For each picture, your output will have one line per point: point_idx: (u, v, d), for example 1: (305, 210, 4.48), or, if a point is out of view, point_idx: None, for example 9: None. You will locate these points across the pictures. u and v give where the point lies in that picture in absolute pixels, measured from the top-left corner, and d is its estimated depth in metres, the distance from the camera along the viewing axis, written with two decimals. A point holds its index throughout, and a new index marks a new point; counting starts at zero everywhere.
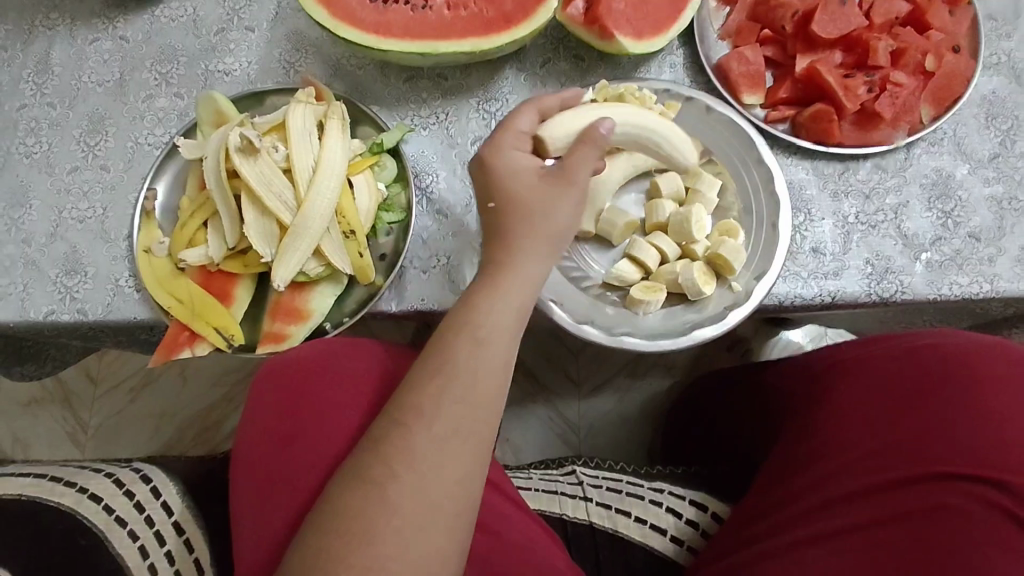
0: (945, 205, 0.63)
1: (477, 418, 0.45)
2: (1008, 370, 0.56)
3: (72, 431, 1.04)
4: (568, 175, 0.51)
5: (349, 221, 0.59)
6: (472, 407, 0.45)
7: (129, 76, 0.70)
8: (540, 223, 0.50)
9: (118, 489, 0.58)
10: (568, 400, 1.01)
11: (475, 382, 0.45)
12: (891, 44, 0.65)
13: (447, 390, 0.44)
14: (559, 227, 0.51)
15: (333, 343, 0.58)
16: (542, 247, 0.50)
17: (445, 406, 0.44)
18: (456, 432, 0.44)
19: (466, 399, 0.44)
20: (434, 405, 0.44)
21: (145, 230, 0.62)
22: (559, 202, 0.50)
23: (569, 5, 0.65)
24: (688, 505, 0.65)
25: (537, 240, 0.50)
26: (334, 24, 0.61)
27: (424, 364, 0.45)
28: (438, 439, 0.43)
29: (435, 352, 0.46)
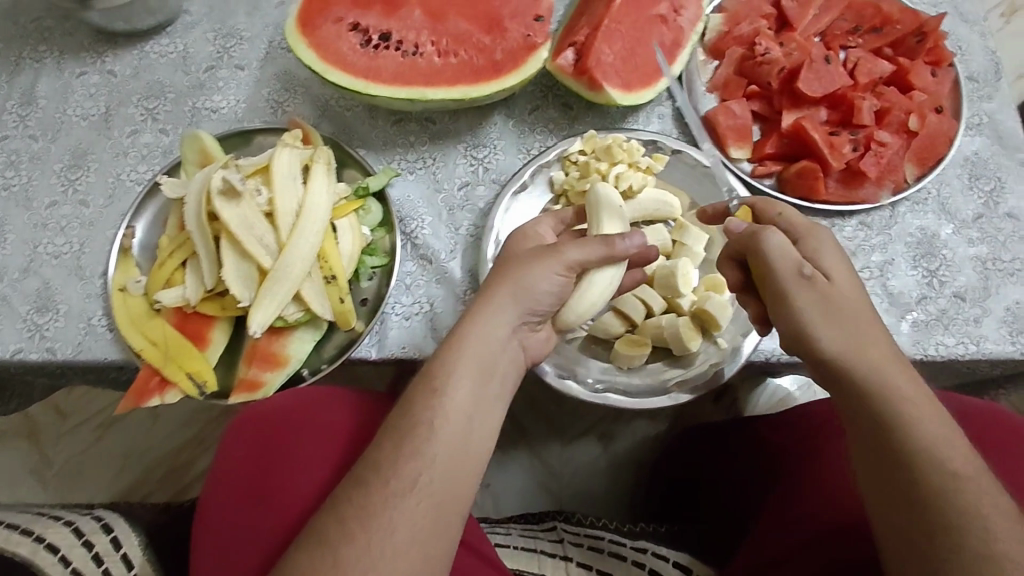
0: (930, 264, 0.64)
1: (465, 478, 0.43)
2: (1006, 437, 0.57)
3: (37, 466, 1.01)
4: (559, 253, 0.50)
5: (331, 266, 0.58)
6: (459, 466, 0.43)
7: (115, 110, 0.70)
8: (517, 288, 0.49)
9: (77, 540, 0.55)
10: (551, 444, 0.99)
11: (462, 440, 0.43)
12: (875, 104, 0.67)
13: (433, 449, 0.42)
14: (537, 293, 0.49)
15: (311, 389, 0.57)
16: (514, 308, 0.48)
17: (430, 467, 0.42)
18: (445, 494, 0.42)
19: (454, 459, 0.43)
20: (421, 466, 0.42)
21: (121, 268, 0.61)
22: (537, 269, 0.49)
23: (559, 56, 0.65)
24: (673, 567, 0.61)
25: (505, 300, 0.48)
26: (322, 67, 0.61)
27: (402, 418, 0.44)
28: (426, 502, 0.41)
29: (418, 398, 0.44)
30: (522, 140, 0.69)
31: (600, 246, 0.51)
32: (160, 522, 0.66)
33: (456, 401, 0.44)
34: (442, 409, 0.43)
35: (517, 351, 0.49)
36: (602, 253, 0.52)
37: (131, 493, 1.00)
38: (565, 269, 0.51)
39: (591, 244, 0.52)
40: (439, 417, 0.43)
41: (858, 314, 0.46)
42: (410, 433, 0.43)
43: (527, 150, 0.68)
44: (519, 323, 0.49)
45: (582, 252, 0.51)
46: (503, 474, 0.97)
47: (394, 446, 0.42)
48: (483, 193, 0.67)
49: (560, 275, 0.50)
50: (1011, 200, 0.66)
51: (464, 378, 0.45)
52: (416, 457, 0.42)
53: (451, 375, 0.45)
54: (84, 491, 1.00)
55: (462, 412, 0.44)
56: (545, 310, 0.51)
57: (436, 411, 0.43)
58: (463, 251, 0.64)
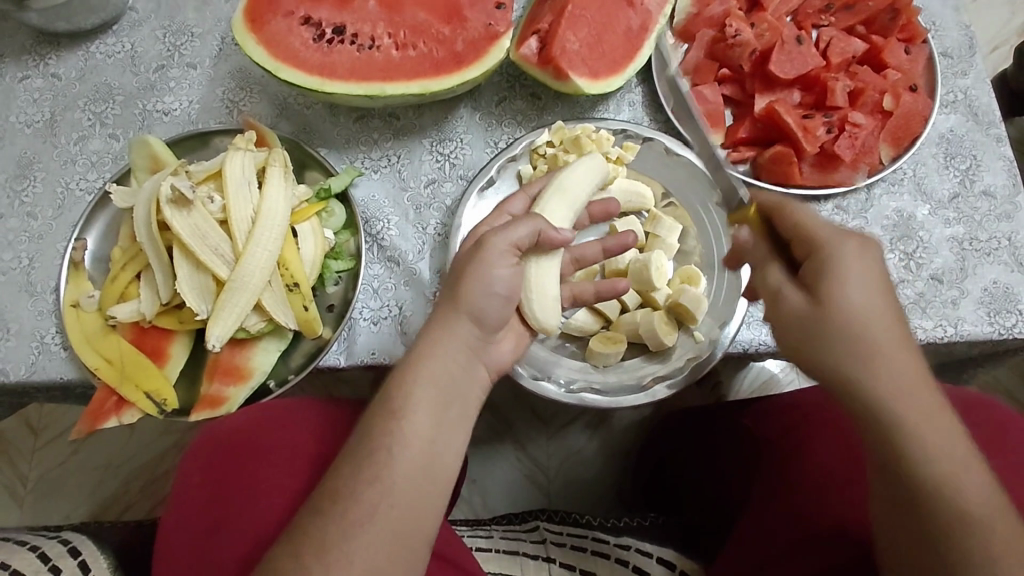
0: (907, 246, 0.63)
1: (427, 504, 0.43)
2: (994, 428, 0.57)
3: (10, 483, 0.98)
4: (486, 250, 0.48)
5: (293, 273, 0.56)
6: (420, 493, 0.42)
7: (61, 116, 0.66)
8: (455, 297, 0.47)
9: (43, 565, 0.51)
10: (536, 437, 0.97)
11: (423, 466, 0.43)
12: (848, 84, 0.66)
13: (392, 477, 0.42)
14: (479, 300, 0.47)
15: (281, 404, 0.58)
16: (455, 317, 0.47)
17: (389, 496, 0.41)
18: (406, 523, 0.41)
19: (414, 488, 0.42)
20: (379, 496, 0.41)
21: (73, 282, 0.57)
22: (471, 276, 0.47)
23: (523, 45, 0.63)
24: (656, 563, 0.62)
25: (444, 309, 0.47)
26: (274, 65, 0.59)
27: (360, 443, 0.43)
28: (385, 531, 0.41)
29: (376, 422, 0.43)
30: (489, 133, 0.66)
31: (525, 224, 0.50)
32: (126, 544, 0.64)
33: (415, 426, 0.43)
34: (400, 435, 0.43)
35: (482, 373, 0.49)
36: (528, 229, 0.50)
37: (108, 507, 0.97)
38: (501, 264, 0.49)
39: (514, 224, 0.50)
40: (397, 443, 0.42)
41: (868, 353, 0.42)
42: (366, 463, 0.42)
43: (495, 143, 0.66)
44: (470, 334, 0.47)
45: (511, 236, 0.49)
46: (489, 470, 0.95)
47: (352, 473, 0.42)
48: (450, 190, 0.64)
49: (497, 275, 0.48)
50: (987, 178, 0.65)
51: (424, 400, 0.44)
52: (374, 484, 0.41)
53: (410, 397, 0.44)
54: (61, 507, 0.97)
55: (423, 437, 0.43)
56: (496, 317, 0.49)
57: (396, 438, 0.42)
58: (432, 251, 0.62)
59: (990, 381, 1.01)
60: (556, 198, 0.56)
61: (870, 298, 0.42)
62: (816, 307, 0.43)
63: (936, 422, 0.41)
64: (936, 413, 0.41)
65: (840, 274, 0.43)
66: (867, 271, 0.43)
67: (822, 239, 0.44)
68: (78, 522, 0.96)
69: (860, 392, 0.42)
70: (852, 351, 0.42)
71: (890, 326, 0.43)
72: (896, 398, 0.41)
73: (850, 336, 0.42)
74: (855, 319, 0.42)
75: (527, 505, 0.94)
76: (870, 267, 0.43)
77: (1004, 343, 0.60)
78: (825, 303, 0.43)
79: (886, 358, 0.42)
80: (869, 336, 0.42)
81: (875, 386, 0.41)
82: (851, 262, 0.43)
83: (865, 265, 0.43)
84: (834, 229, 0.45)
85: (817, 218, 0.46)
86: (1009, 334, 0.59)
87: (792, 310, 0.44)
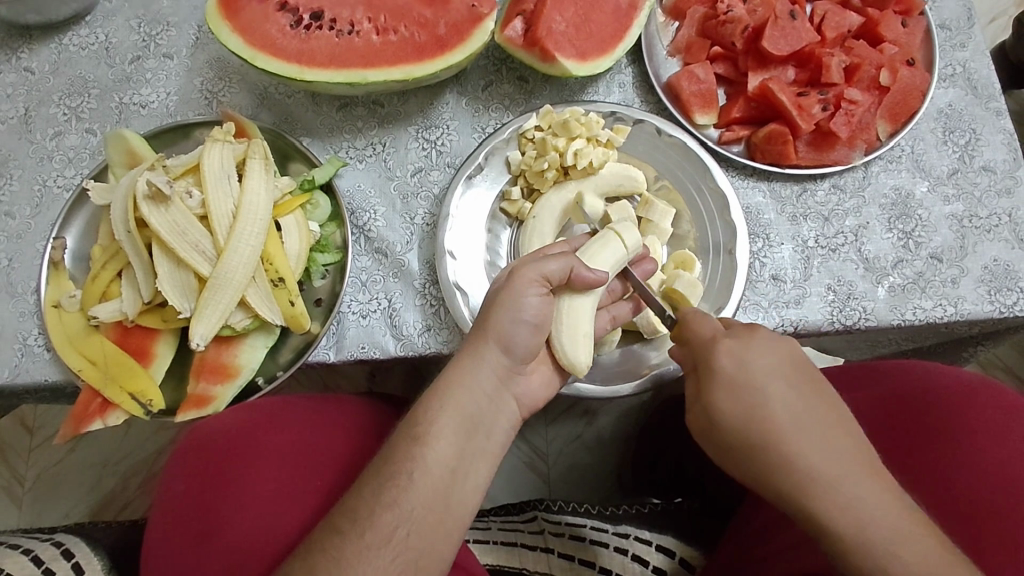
0: (905, 225, 0.61)
1: (443, 534, 0.42)
2: (999, 415, 0.55)
3: (7, 483, 0.97)
4: (515, 280, 0.48)
5: (277, 268, 0.55)
6: (438, 519, 0.42)
7: (35, 111, 0.64)
8: (484, 327, 0.48)
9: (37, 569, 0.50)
10: (534, 424, 0.96)
11: (443, 493, 0.42)
12: (844, 60, 0.64)
13: (410, 502, 0.41)
14: (507, 327, 0.48)
15: (298, 409, 0.57)
16: (483, 345, 0.47)
17: (407, 521, 0.41)
18: (421, 551, 0.41)
19: (430, 513, 0.42)
20: (397, 519, 0.40)
21: (54, 283, 0.56)
22: (500, 307, 0.47)
23: (507, 27, 0.61)
24: (655, 551, 0.62)
25: (474, 339, 0.48)
26: (250, 53, 0.57)
27: (383, 466, 0.43)
28: (402, 557, 0.40)
29: (398, 442, 0.43)
30: (476, 119, 0.65)
31: (559, 258, 0.49)
32: (123, 543, 0.63)
33: (435, 451, 0.43)
34: (423, 461, 0.42)
35: (511, 405, 0.49)
36: (560, 264, 0.49)
37: (106, 504, 0.96)
38: (531, 293, 0.48)
39: (547, 257, 0.50)
40: (415, 469, 0.42)
41: (766, 452, 0.43)
42: (383, 487, 0.41)
43: (482, 129, 0.64)
44: (496, 363, 0.48)
45: (546, 267, 0.49)
46: None
47: (369, 494, 0.41)
48: (437, 179, 0.63)
49: (526, 304, 0.48)
50: (987, 153, 0.63)
51: (448, 426, 0.44)
52: (393, 508, 0.41)
53: (433, 423, 0.44)
54: (60, 506, 0.96)
55: (440, 463, 0.43)
56: (523, 347, 0.49)
57: (416, 462, 0.42)
58: (420, 242, 0.61)
59: (988, 357, 1.00)
60: (598, 246, 0.53)
61: (749, 396, 0.44)
62: (706, 415, 0.45)
63: (857, 508, 0.39)
64: (858, 496, 0.40)
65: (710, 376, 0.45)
66: (740, 369, 0.44)
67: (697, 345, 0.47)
68: (77, 521, 0.96)
69: (773, 487, 0.43)
70: (751, 450, 0.43)
71: (789, 415, 0.43)
72: (808, 486, 0.41)
73: (755, 420, 0.43)
74: (745, 416, 0.44)
75: (527, 494, 0.93)
76: (747, 362, 0.44)
77: (1005, 321, 0.59)
78: (710, 412, 0.45)
79: (787, 449, 0.42)
80: (760, 431, 0.43)
81: (793, 481, 0.41)
82: (722, 363, 0.45)
83: (741, 362, 0.45)
84: (710, 331, 0.47)
85: (704, 322, 0.48)
86: (1010, 311, 0.58)
87: (696, 418, 0.47)
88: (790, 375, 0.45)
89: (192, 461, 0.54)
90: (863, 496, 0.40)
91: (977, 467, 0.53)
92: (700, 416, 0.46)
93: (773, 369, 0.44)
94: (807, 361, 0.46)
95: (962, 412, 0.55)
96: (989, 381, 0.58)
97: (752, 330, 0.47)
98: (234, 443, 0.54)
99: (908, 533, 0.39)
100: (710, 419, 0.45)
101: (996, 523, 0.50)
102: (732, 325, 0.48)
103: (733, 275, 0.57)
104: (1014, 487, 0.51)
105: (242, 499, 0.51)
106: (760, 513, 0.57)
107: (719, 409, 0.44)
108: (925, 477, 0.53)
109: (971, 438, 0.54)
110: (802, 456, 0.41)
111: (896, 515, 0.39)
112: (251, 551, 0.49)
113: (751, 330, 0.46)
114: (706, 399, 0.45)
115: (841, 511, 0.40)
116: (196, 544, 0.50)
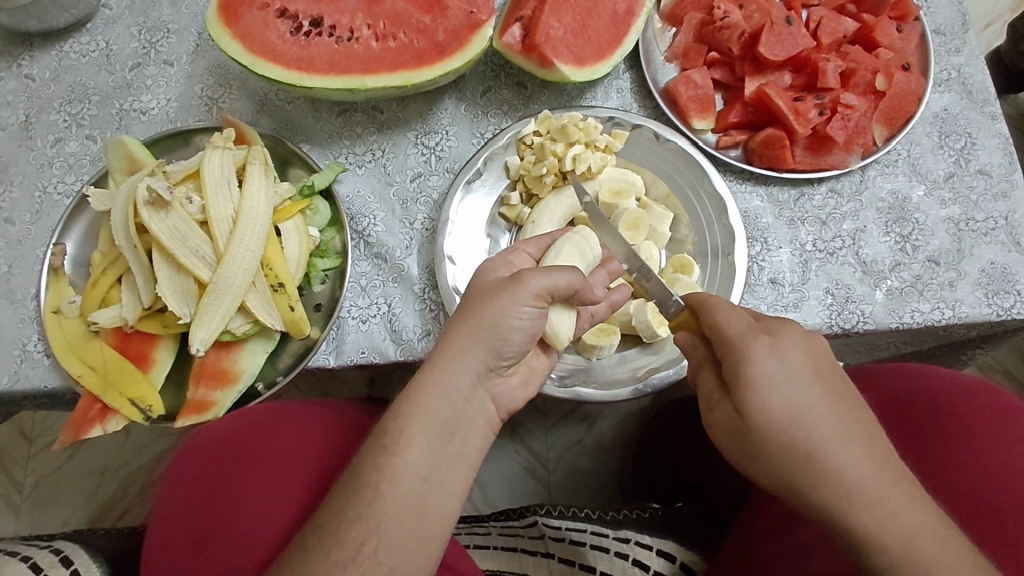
0: (903, 229, 0.62)
1: (422, 545, 0.42)
2: (996, 415, 0.56)
3: (6, 491, 0.97)
4: (521, 286, 0.47)
5: (277, 273, 0.55)
6: (416, 530, 0.42)
7: (36, 118, 0.65)
8: (478, 329, 0.46)
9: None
10: (534, 429, 0.96)
11: (415, 505, 0.42)
12: (839, 65, 0.64)
13: (378, 517, 0.41)
14: (499, 332, 0.46)
15: (291, 410, 0.57)
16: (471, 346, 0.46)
17: (375, 535, 0.40)
18: (393, 566, 0.40)
19: (399, 528, 0.41)
20: (366, 534, 0.40)
21: (53, 288, 0.56)
22: (501, 310, 0.46)
23: (506, 33, 0.62)
24: (656, 556, 0.61)
25: (465, 336, 0.46)
26: (250, 60, 0.57)
27: (366, 469, 0.43)
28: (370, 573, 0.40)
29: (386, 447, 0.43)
30: (475, 124, 0.65)
31: (567, 273, 0.49)
32: (122, 551, 0.62)
33: (414, 455, 0.43)
34: (409, 467, 0.42)
35: (488, 405, 0.48)
36: (567, 279, 0.49)
37: (105, 512, 0.96)
38: (528, 299, 0.47)
39: (558, 271, 0.49)
40: (396, 473, 0.42)
41: (805, 460, 0.40)
42: (360, 495, 0.41)
43: (481, 134, 0.65)
44: (482, 366, 0.47)
45: (557, 282, 0.48)
46: (488, 465, 0.95)
47: (337, 510, 0.41)
48: (437, 184, 0.63)
49: (523, 312, 0.47)
50: (982, 157, 0.64)
51: (419, 434, 0.43)
52: (361, 521, 0.40)
53: (399, 431, 0.43)
54: (59, 513, 0.96)
55: (419, 470, 0.42)
56: (512, 349, 0.48)
57: (398, 466, 0.42)
58: (420, 247, 0.61)
59: (988, 360, 1.01)
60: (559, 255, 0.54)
61: (791, 398, 0.41)
62: (739, 419, 0.42)
63: (902, 521, 0.38)
64: (897, 503, 0.38)
65: (746, 377, 0.41)
66: (779, 368, 0.41)
67: (730, 340, 0.43)
68: (76, 528, 0.95)
69: (802, 495, 0.41)
70: (787, 457, 0.40)
71: (827, 417, 0.40)
72: (846, 494, 0.39)
73: (789, 424, 0.40)
74: (781, 423, 0.40)
75: (527, 500, 0.93)
76: (783, 364, 0.41)
77: (1002, 325, 0.59)
78: (744, 417, 0.42)
79: (826, 456, 0.39)
80: (802, 437, 0.40)
81: (822, 490, 0.39)
82: (761, 366, 0.41)
83: (777, 363, 0.41)
84: (742, 328, 0.43)
85: (734, 315, 0.45)
86: (1008, 314, 0.58)
87: (724, 417, 0.43)
88: (823, 375, 0.42)
89: (183, 472, 0.55)
90: (902, 503, 0.39)
91: (977, 471, 0.53)
92: (730, 418, 0.43)
93: (810, 369, 0.42)
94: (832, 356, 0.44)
95: (962, 415, 0.55)
96: (986, 384, 0.58)
97: (785, 325, 0.43)
98: (227, 447, 0.54)
99: (939, 544, 0.38)
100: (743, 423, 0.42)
101: (998, 528, 0.50)
102: (760, 317, 0.45)
103: (731, 278, 0.57)
104: (1013, 487, 0.52)
105: (236, 502, 0.52)
106: (766, 512, 0.57)
107: (759, 414, 0.41)
108: (925, 480, 0.53)
109: (967, 439, 0.54)
110: (847, 469, 0.39)
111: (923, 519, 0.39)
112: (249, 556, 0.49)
113: (784, 325, 0.43)
114: (743, 402, 0.41)
115: (885, 521, 0.38)
116: (198, 550, 0.50)
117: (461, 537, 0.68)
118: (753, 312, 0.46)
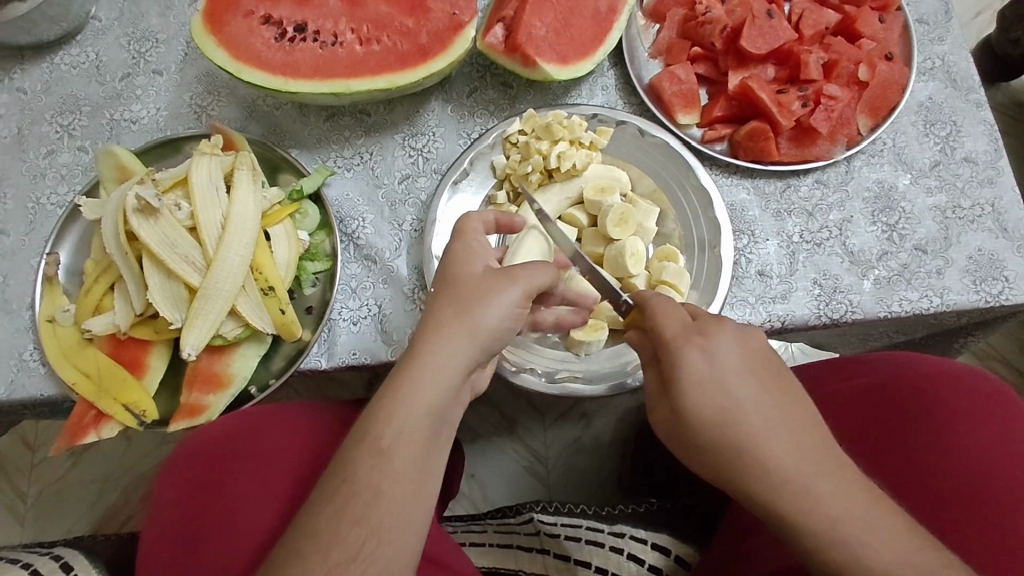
0: (889, 218, 0.62)
1: None
2: (981, 399, 0.56)
3: (11, 500, 0.97)
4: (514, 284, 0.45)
5: (267, 277, 0.55)
6: None
7: (28, 130, 0.65)
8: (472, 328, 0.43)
9: None
10: (532, 428, 0.97)
11: None
12: (822, 57, 0.65)
13: None
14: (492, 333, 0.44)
15: (271, 408, 0.58)
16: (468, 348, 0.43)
17: None
18: None
19: None
20: None
21: (48, 298, 0.56)
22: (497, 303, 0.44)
23: (488, 34, 0.62)
24: (651, 550, 0.61)
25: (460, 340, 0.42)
26: (236, 66, 0.58)
27: None
28: None
29: None
30: (462, 125, 0.65)
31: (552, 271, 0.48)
32: (122, 557, 0.63)
33: None
34: None
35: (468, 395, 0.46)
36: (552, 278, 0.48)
37: (108, 519, 0.97)
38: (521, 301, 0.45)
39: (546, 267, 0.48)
40: None
41: (735, 458, 0.40)
42: None
43: (468, 135, 0.65)
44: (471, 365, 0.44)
45: (534, 280, 0.46)
46: (488, 464, 0.95)
47: None
48: (425, 185, 0.64)
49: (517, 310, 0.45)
50: (968, 144, 0.64)
51: None
52: None
53: None
54: (63, 521, 0.96)
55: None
56: None
57: None
58: (409, 248, 0.62)
59: (985, 349, 1.01)
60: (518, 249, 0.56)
61: (719, 397, 0.41)
62: (675, 417, 0.43)
63: (832, 509, 0.38)
64: (825, 492, 0.38)
65: (678, 378, 0.42)
66: (709, 367, 0.42)
67: (664, 340, 0.44)
68: (80, 536, 0.96)
69: (743, 490, 0.41)
70: (721, 455, 0.41)
71: (760, 414, 0.40)
72: (777, 487, 0.39)
73: (720, 423, 0.41)
74: (708, 420, 0.41)
75: (527, 498, 0.94)
76: (713, 361, 0.42)
77: (991, 311, 0.59)
78: (679, 414, 0.42)
79: (762, 451, 0.39)
80: (732, 436, 0.40)
81: (752, 481, 0.40)
82: (690, 364, 0.42)
83: (707, 360, 0.42)
84: (678, 324, 0.44)
85: (671, 314, 0.45)
86: (996, 301, 0.58)
87: (663, 421, 0.45)
88: (753, 370, 0.42)
89: (170, 474, 0.56)
90: (830, 490, 0.38)
91: (964, 457, 0.53)
92: (667, 417, 0.44)
93: (741, 365, 0.42)
94: (770, 351, 0.44)
95: (948, 399, 0.56)
96: (975, 369, 0.59)
97: (719, 321, 0.44)
98: (217, 448, 0.54)
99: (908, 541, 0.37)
100: (680, 420, 0.43)
101: (986, 515, 0.50)
102: (698, 312, 0.46)
103: (718, 270, 0.58)
104: (998, 471, 0.52)
105: (229, 501, 0.52)
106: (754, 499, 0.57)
107: (690, 412, 0.42)
108: (910, 467, 0.54)
109: (956, 425, 0.54)
110: (774, 459, 0.39)
111: (863, 511, 0.38)
112: (236, 556, 0.49)
113: (718, 323, 0.43)
114: (676, 402, 0.42)
115: (815, 510, 0.38)
116: (192, 551, 0.51)
117: (457, 535, 0.70)
118: (692, 307, 0.46)
